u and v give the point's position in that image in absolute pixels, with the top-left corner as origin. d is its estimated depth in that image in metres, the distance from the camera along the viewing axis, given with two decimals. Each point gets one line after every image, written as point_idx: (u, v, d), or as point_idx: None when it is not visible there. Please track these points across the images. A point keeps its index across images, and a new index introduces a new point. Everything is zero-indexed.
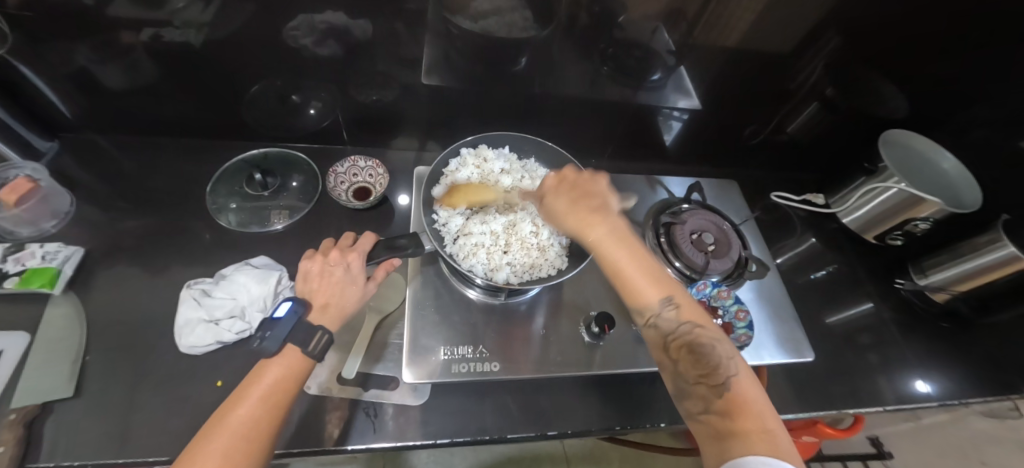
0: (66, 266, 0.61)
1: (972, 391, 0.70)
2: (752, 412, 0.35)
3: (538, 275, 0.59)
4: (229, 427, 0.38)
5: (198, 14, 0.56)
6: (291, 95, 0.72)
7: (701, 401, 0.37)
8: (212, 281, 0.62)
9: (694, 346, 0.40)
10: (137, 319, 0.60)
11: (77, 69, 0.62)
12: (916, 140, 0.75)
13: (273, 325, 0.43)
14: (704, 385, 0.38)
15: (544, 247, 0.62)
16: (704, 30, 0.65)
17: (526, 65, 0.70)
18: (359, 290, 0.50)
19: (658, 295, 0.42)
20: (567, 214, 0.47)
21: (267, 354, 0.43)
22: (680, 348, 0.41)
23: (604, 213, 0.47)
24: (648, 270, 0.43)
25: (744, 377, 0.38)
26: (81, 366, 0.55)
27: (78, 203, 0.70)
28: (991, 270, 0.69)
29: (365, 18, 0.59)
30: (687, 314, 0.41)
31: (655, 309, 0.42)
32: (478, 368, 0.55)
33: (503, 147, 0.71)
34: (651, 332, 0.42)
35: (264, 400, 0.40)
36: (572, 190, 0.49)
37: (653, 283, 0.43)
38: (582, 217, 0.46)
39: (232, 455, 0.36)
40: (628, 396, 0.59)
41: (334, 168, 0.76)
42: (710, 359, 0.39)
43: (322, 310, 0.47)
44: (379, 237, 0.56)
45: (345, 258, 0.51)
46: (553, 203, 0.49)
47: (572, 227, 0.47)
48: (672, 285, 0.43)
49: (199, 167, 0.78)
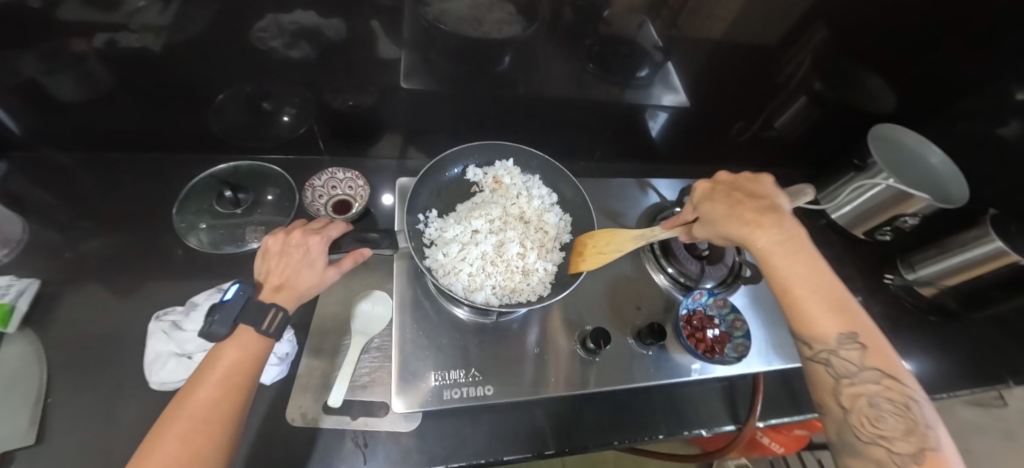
0: (21, 300, 0.57)
1: (961, 383, 0.71)
2: None
3: (517, 300, 0.57)
4: (189, 413, 0.36)
5: (156, 16, 0.51)
6: (262, 103, 0.68)
7: (876, 465, 0.34)
8: (183, 311, 0.58)
9: (874, 399, 0.37)
10: (106, 352, 0.57)
11: (21, 81, 0.57)
12: (905, 135, 0.75)
13: (223, 306, 0.42)
14: (882, 448, 0.34)
15: (529, 271, 0.59)
16: (689, 19, 0.62)
17: (509, 64, 0.67)
18: (316, 274, 0.47)
19: (836, 330, 0.39)
20: (728, 219, 0.46)
21: (219, 339, 0.41)
22: (856, 397, 0.37)
23: (780, 223, 0.45)
24: (828, 299, 0.41)
25: (943, 450, 0.33)
26: (43, 408, 0.52)
27: (32, 228, 0.66)
28: (982, 264, 0.70)
29: (337, 18, 0.55)
30: (874, 359, 0.38)
31: (831, 344, 0.39)
32: (472, 393, 0.53)
33: (508, 159, 0.69)
34: (822, 368, 0.39)
35: (223, 383, 0.39)
36: (733, 195, 0.49)
37: (831, 314, 0.40)
38: (752, 222, 0.45)
39: (194, 439, 0.35)
40: (625, 412, 0.58)
41: (311, 181, 0.72)
42: (902, 420, 0.35)
43: (274, 291, 0.45)
44: (351, 227, 0.54)
45: (307, 241, 0.48)
46: (710, 210, 0.48)
47: (736, 233, 0.46)
48: (858, 319, 0.40)
49: (167, 183, 0.73)
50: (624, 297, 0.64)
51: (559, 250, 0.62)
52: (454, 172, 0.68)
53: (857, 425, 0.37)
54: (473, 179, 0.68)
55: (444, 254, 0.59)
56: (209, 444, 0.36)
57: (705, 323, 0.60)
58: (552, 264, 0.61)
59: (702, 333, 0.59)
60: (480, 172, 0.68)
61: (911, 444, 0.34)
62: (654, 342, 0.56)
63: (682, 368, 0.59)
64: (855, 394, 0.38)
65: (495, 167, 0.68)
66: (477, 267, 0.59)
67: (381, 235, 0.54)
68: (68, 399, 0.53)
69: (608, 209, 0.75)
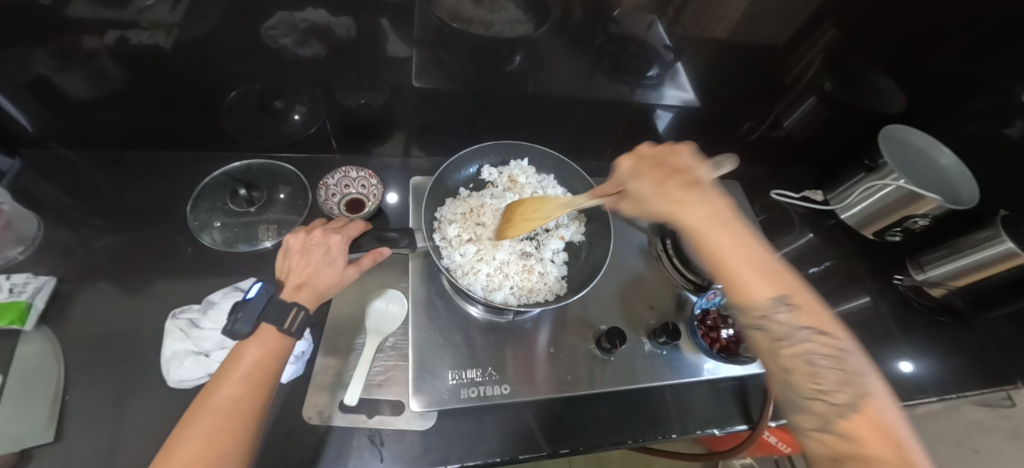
0: (38, 298, 0.57)
1: (971, 383, 0.72)
2: (890, 440, 0.28)
3: (536, 300, 0.58)
4: (211, 411, 0.37)
5: (166, 13, 0.51)
6: (274, 101, 0.68)
7: (820, 421, 0.31)
8: (200, 310, 0.58)
9: (809, 356, 0.34)
10: (122, 350, 0.57)
11: (33, 79, 0.57)
12: (914, 135, 0.76)
13: (246, 304, 0.43)
14: (823, 403, 0.32)
15: (543, 272, 0.60)
16: (695, 18, 0.61)
17: (519, 64, 0.67)
18: (335, 273, 0.47)
19: (768, 289, 0.36)
20: (655, 197, 0.44)
21: (242, 337, 0.41)
22: (793, 357, 0.34)
23: (702, 195, 0.42)
24: (757, 259, 0.37)
25: (880, 395, 0.31)
26: (60, 406, 0.52)
27: (46, 226, 0.66)
28: (991, 266, 0.70)
29: (348, 16, 0.55)
30: (806, 318, 0.35)
31: (763, 307, 0.35)
32: (488, 392, 0.53)
33: (522, 159, 0.69)
34: (757, 333, 0.36)
35: (245, 381, 0.39)
36: (659, 168, 0.46)
37: (759, 273, 0.37)
38: (677, 200, 0.42)
39: (215, 437, 0.35)
40: (640, 410, 0.59)
41: (325, 181, 0.72)
42: (838, 373, 0.32)
43: (296, 289, 0.45)
44: (370, 226, 0.55)
45: (328, 240, 0.49)
46: (639, 188, 0.45)
47: (663, 210, 0.43)
48: (787, 279, 0.36)
49: (178, 181, 0.73)
50: (637, 296, 0.64)
51: (563, 252, 0.63)
52: (468, 171, 0.68)
53: (799, 385, 0.33)
54: (489, 179, 0.68)
55: (460, 254, 0.59)
56: (230, 441, 0.36)
57: (718, 323, 0.61)
58: (562, 267, 0.62)
59: (717, 333, 0.60)
60: (495, 171, 0.68)
61: (847, 394, 0.31)
62: (667, 340, 0.57)
63: (693, 368, 0.59)
64: (791, 354, 0.34)
65: (510, 166, 0.68)
66: (495, 267, 0.59)
67: (400, 235, 0.55)
68: (84, 397, 0.53)
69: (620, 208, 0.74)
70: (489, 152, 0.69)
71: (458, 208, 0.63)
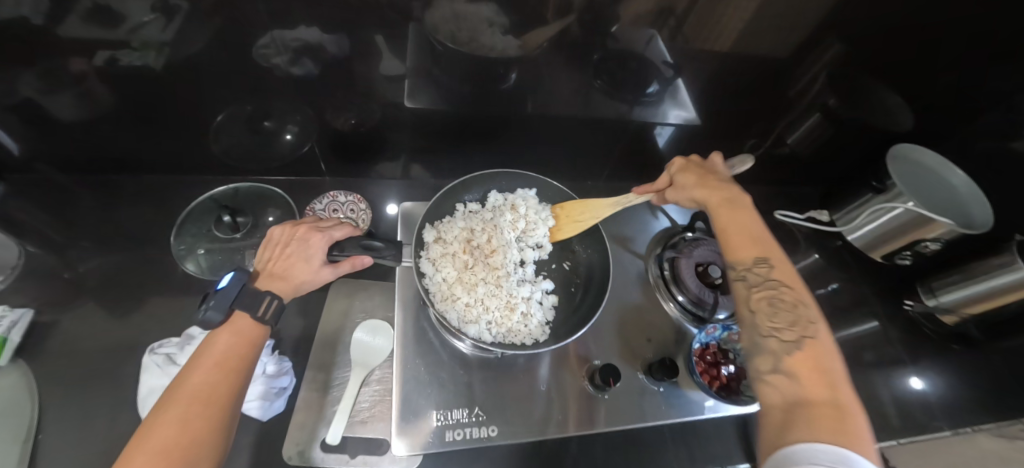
0: (14, 332, 0.56)
1: (982, 416, 0.69)
2: (823, 376, 0.35)
3: (511, 342, 0.55)
4: (183, 398, 0.35)
5: (157, 33, 0.49)
6: (263, 121, 0.67)
7: (773, 358, 0.37)
8: (178, 344, 0.57)
9: (773, 303, 0.40)
10: (103, 383, 0.56)
11: (19, 102, 0.55)
12: (927, 156, 0.73)
13: (218, 293, 0.42)
14: (776, 341, 0.38)
15: (527, 312, 0.58)
16: (697, 33, 0.58)
17: (515, 81, 0.64)
18: (311, 270, 0.47)
19: (753, 253, 0.43)
20: (694, 187, 0.52)
21: (214, 326, 0.40)
22: (759, 301, 0.41)
23: (731, 189, 0.50)
24: (756, 232, 0.45)
25: (821, 341, 0.38)
26: (32, 445, 0.50)
27: (27, 254, 0.65)
28: (1008, 294, 0.66)
29: (340, 34, 0.53)
30: (780, 275, 0.42)
31: (747, 263, 0.43)
32: (476, 434, 0.51)
33: (530, 189, 0.66)
34: (739, 283, 0.43)
35: (220, 367, 0.38)
36: (699, 169, 0.54)
37: (753, 241, 0.44)
38: (712, 187, 0.51)
39: (191, 421, 0.34)
40: (635, 449, 0.57)
41: (311, 206, 0.74)
42: (793, 318, 0.39)
43: (271, 279, 0.45)
44: (359, 233, 0.53)
45: (310, 237, 0.49)
46: (680, 179, 0.54)
47: (698, 196, 0.51)
48: (774, 249, 0.44)
49: (167, 205, 0.73)
50: (636, 329, 0.62)
51: (552, 295, 0.61)
52: (474, 195, 0.67)
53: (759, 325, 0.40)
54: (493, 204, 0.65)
55: (444, 278, 0.57)
56: (205, 428, 0.35)
57: (719, 359, 0.58)
58: (548, 312, 0.60)
59: (717, 370, 0.57)
60: (500, 196, 0.65)
61: (795, 334, 0.38)
62: (664, 377, 0.54)
63: (695, 405, 0.57)
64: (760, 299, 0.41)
65: (515, 194, 0.64)
66: (476, 297, 0.57)
67: (387, 244, 0.50)
68: (58, 435, 0.52)
69: (616, 230, 0.71)
70: (497, 179, 0.67)
71: (449, 232, 0.61)
